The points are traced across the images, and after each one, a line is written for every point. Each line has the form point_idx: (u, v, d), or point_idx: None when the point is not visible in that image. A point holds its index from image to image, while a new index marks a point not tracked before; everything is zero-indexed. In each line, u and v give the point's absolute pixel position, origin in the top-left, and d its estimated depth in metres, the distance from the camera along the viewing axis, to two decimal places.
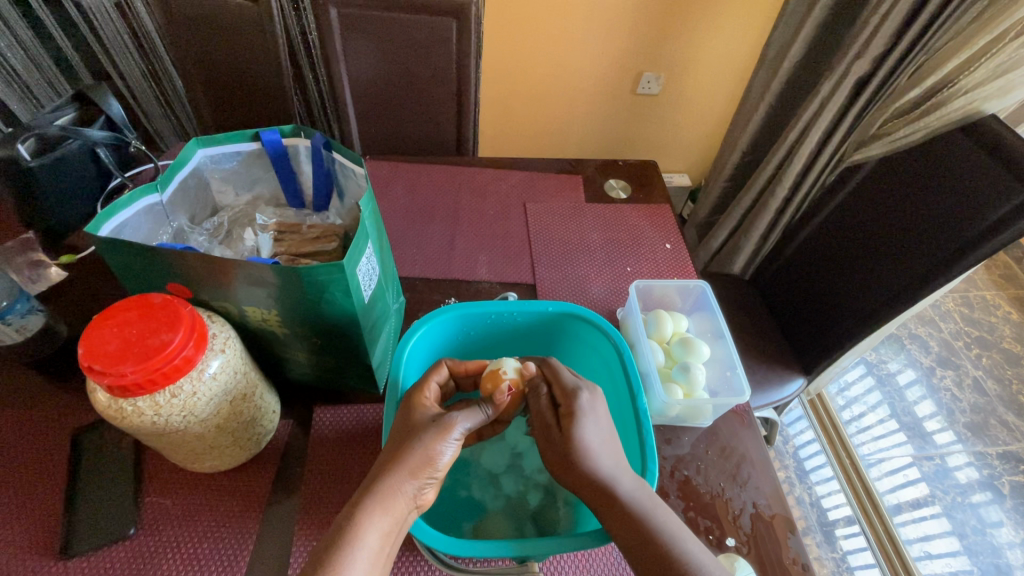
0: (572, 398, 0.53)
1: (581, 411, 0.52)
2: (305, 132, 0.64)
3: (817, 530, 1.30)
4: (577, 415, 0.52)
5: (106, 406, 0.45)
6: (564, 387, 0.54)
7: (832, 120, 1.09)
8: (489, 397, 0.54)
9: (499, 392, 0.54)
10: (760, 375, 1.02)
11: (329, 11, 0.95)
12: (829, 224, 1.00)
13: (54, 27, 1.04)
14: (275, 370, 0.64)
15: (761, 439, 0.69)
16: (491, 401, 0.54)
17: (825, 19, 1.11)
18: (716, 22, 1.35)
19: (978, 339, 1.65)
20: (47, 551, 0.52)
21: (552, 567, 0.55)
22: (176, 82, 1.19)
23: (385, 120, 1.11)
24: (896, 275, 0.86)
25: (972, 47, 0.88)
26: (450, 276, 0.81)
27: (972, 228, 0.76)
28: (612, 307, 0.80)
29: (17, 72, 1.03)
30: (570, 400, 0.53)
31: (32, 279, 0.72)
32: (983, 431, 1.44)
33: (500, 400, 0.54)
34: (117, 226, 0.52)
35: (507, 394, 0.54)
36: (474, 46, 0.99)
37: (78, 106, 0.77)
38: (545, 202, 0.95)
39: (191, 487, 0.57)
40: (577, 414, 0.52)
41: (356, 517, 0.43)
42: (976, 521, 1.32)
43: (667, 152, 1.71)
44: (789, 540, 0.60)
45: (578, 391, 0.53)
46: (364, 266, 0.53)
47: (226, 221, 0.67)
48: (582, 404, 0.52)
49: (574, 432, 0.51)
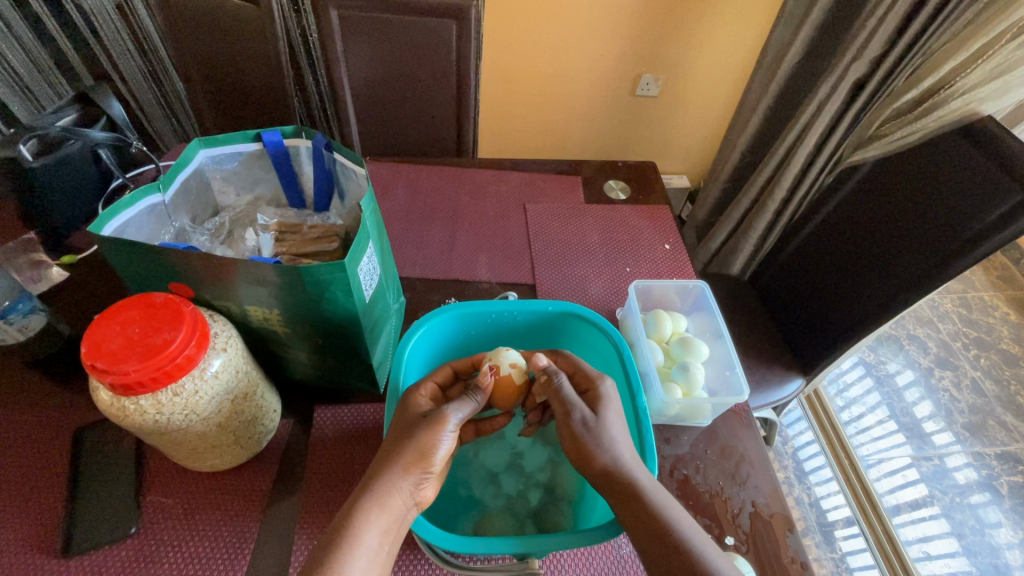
0: (596, 382, 0.54)
1: (608, 397, 0.53)
2: (306, 132, 0.64)
3: (816, 530, 1.31)
4: (603, 400, 0.53)
5: (109, 404, 0.45)
6: (588, 374, 0.55)
7: (831, 121, 1.09)
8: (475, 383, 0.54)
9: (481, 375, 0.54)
10: (759, 375, 1.03)
11: (329, 13, 0.95)
12: (827, 225, 1.00)
13: (54, 29, 1.05)
14: (276, 369, 0.64)
15: (760, 439, 0.69)
16: (477, 388, 0.54)
17: (823, 21, 1.12)
18: (714, 23, 1.35)
19: (976, 339, 1.66)
20: (47, 550, 0.52)
21: (552, 566, 0.55)
22: (175, 82, 1.20)
23: (385, 122, 1.11)
24: (893, 275, 0.87)
25: (969, 49, 0.90)
26: (450, 276, 0.81)
27: (969, 229, 0.77)
28: (611, 307, 0.80)
29: (18, 73, 1.06)
30: (595, 386, 0.54)
31: (33, 279, 0.72)
32: (981, 432, 1.45)
33: (484, 384, 0.54)
34: (119, 226, 0.52)
35: (489, 374, 0.55)
36: (474, 47, 0.99)
37: (80, 107, 0.77)
38: (545, 203, 0.95)
39: (191, 486, 0.57)
40: (602, 399, 0.53)
41: (354, 516, 0.43)
42: (976, 521, 1.32)
43: (666, 153, 1.72)
44: (789, 539, 0.60)
45: (603, 377, 0.55)
46: (364, 266, 0.53)
47: (227, 221, 0.68)
48: (607, 389, 0.54)
49: (602, 418, 0.52)
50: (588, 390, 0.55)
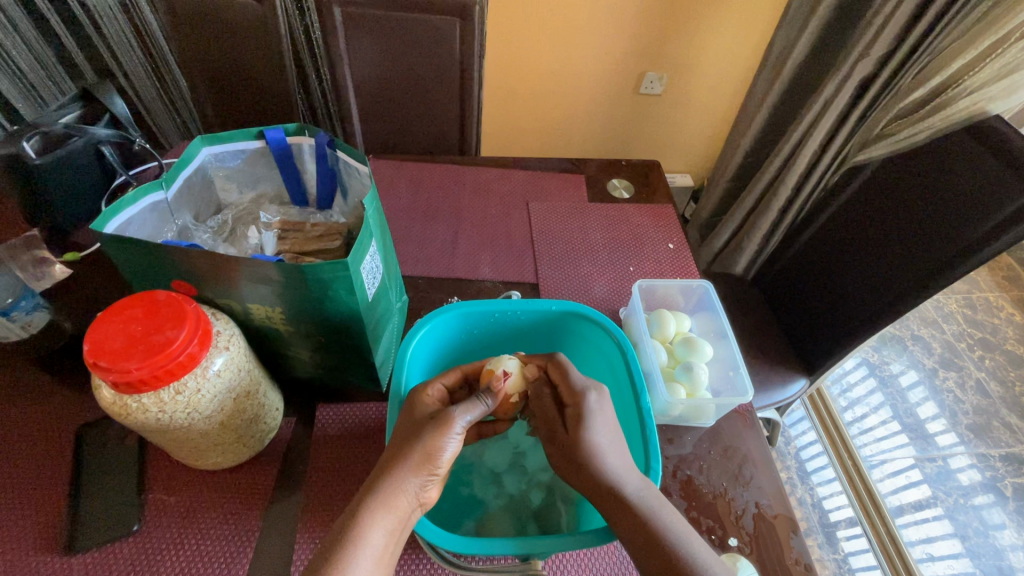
0: (580, 398, 0.53)
1: (591, 411, 0.52)
2: (309, 130, 0.63)
3: (819, 530, 1.30)
4: (585, 417, 0.52)
5: (111, 402, 0.45)
6: (572, 388, 0.54)
7: (837, 120, 1.09)
8: (487, 386, 0.54)
9: (493, 379, 0.54)
10: (762, 375, 1.02)
11: (333, 11, 0.95)
12: (833, 224, 1.00)
13: (57, 25, 1.03)
14: (279, 368, 0.64)
15: (763, 440, 0.69)
16: (489, 391, 0.53)
17: (829, 18, 1.11)
18: (719, 22, 1.35)
19: (981, 341, 1.65)
20: (51, 546, 0.52)
21: (554, 566, 0.55)
22: (181, 84, 1.22)
23: (387, 119, 1.11)
24: (898, 276, 0.86)
25: (977, 48, 0.88)
26: (453, 275, 0.81)
27: (973, 230, 0.76)
28: (615, 306, 0.80)
29: (22, 71, 1.01)
30: (576, 402, 0.53)
31: (37, 276, 0.73)
32: (986, 434, 1.44)
33: (496, 387, 0.53)
34: (122, 223, 0.52)
35: (503, 380, 0.54)
36: (477, 44, 0.99)
37: (83, 104, 0.76)
38: (549, 202, 0.95)
39: (193, 484, 0.57)
40: (585, 415, 0.52)
41: (360, 517, 0.43)
42: (979, 523, 1.31)
43: (670, 152, 1.71)
44: (792, 540, 0.59)
45: (586, 392, 0.53)
46: (367, 264, 0.53)
47: (231, 218, 0.68)
48: (590, 404, 0.53)
49: (585, 432, 0.51)
50: (571, 406, 0.54)
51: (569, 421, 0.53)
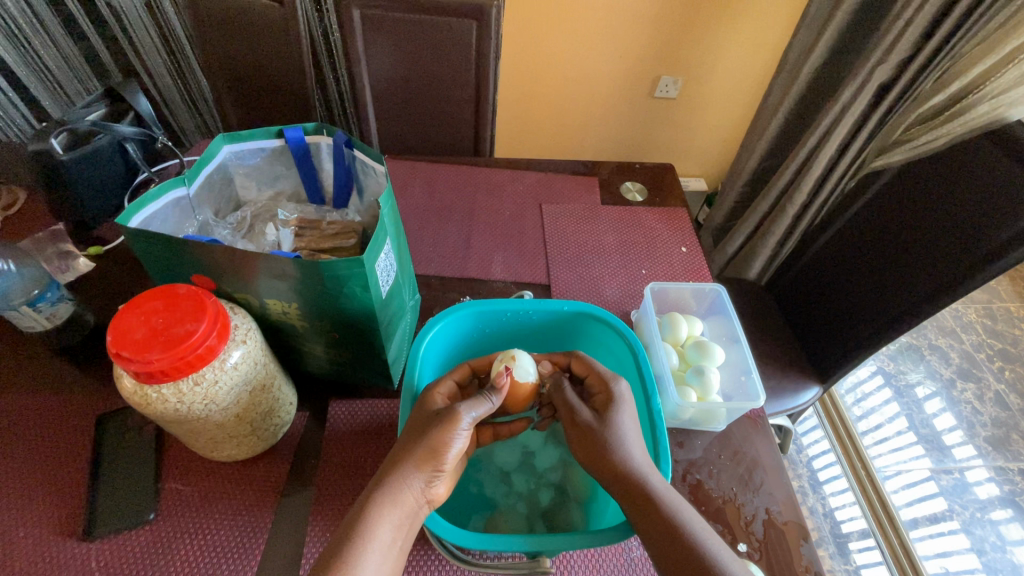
0: (609, 384, 0.55)
1: (620, 398, 0.54)
2: (327, 130, 0.64)
3: (830, 541, 1.27)
4: (617, 402, 0.54)
5: (132, 392, 0.46)
6: (600, 376, 0.56)
7: (854, 125, 1.08)
8: (490, 384, 0.54)
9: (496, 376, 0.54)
10: (773, 382, 1.01)
11: (352, 13, 0.96)
12: (849, 230, 0.99)
13: (87, 27, 1.08)
14: (293, 362, 0.65)
15: (774, 446, 0.68)
16: (492, 387, 0.53)
17: (849, 22, 1.10)
18: (736, 26, 1.34)
19: (1002, 352, 1.62)
20: (69, 533, 0.53)
21: (562, 565, 0.55)
22: (200, 81, 1.24)
23: (402, 120, 1.12)
24: (914, 283, 0.85)
25: (1002, 50, 0.88)
26: (465, 275, 0.82)
27: (995, 239, 0.74)
28: (625, 308, 0.80)
29: (50, 71, 1.08)
30: (607, 388, 0.55)
31: (61, 269, 0.75)
32: (1005, 447, 1.41)
33: (500, 384, 0.54)
34: (146, 218, 0.54)
35: (505, 375, 0.54)
36: (493, 45, 0.99)
37: (109, 102, 0.79)
38: (562, 204, 0.95)
39: (207, 476, 0.58)
40: (614, 401, 0.54)
41: (368, 511, 0.44)
42: (996, 538, 1.29)
43: (684, 155, 1.71)
44: (801, 547, 0.59)
45: (616, 379, 0.55)
46: (382, 262, 0.54)
47: (249, 215, 0.69)
48: (620, 391, 0.54)
49: (612, 418, 0.52)
50: (600, 393, 0.55)
51: (598, 406, 0.55)
